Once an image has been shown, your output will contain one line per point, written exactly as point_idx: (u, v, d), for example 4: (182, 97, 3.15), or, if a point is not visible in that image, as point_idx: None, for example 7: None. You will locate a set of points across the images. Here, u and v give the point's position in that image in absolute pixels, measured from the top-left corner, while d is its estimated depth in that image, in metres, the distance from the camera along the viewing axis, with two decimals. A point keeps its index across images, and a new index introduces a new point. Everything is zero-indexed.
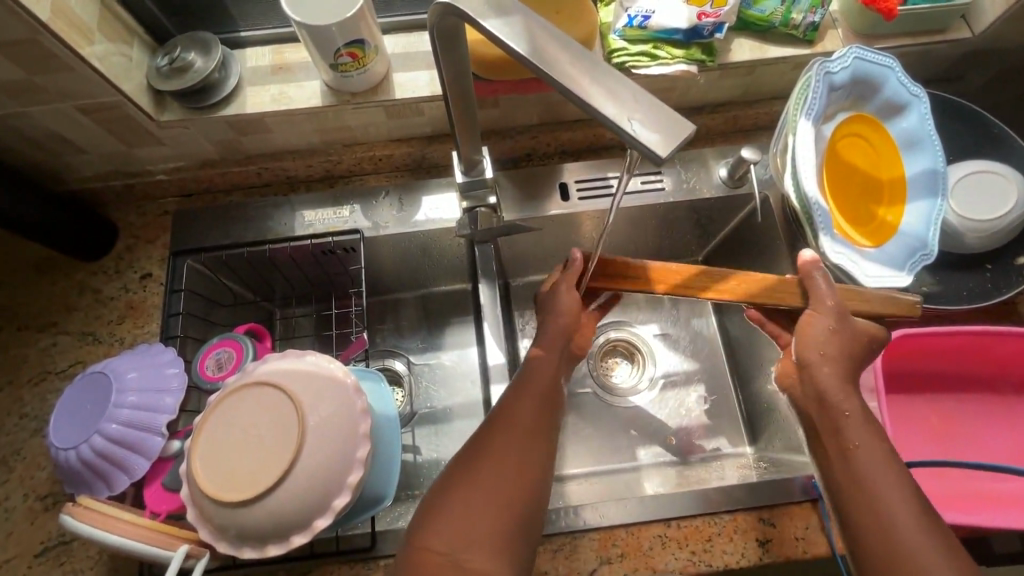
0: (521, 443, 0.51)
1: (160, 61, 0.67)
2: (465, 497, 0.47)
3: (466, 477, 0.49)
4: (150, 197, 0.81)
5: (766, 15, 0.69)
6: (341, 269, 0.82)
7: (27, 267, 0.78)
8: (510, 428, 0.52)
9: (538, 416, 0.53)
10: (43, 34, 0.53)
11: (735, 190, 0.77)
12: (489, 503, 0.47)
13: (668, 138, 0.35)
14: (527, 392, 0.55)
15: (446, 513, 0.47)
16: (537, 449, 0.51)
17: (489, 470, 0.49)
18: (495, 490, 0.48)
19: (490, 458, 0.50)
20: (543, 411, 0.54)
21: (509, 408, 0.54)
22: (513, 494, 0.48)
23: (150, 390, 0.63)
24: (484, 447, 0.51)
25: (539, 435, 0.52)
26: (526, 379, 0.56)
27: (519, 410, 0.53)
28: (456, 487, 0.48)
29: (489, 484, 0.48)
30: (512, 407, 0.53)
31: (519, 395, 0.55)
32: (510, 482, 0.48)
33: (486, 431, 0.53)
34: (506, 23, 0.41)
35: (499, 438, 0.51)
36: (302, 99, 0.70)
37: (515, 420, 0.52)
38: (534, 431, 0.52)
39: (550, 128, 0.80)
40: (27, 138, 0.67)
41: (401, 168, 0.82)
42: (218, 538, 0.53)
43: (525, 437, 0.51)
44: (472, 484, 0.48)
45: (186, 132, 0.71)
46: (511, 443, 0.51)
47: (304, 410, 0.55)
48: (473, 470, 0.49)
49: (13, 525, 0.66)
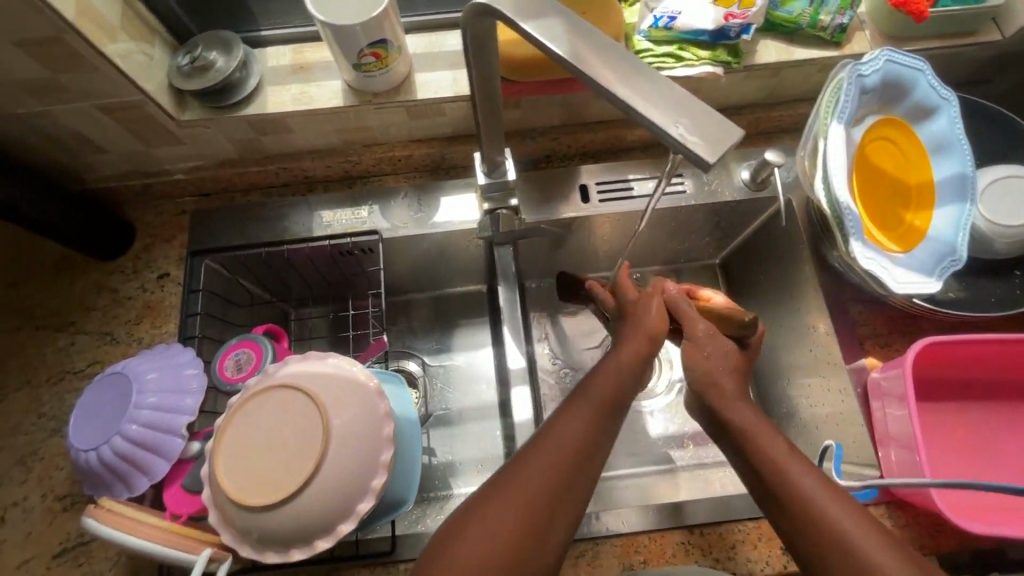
0: (558, 470, 0.46)
1: (181, 60, 0.67)
2: (487, 535, 0.43)
3: (492, 511, 0.44)
4: (167, 197, 0.80)
5: (794, 16, 0.68)
6: (358, 270, 0.82)
7: (45, 266, 0.77)
8: (550, 454, 0.47)
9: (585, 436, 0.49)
10: (69, 33, 0.53)
11: (757, 193, 0.77)
12: (512, 539, 0.43)
13: (715, 144, 0.35)
14: (573, 411, 0.50)
15: (471, 532, 0.44)
16: (576, 475, 0.47)
17: (517, 502, 0.44)
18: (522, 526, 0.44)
19: (518, 487, 0.45)
20: (597, 425, 0.49)
21: (550, 430, 0.49)
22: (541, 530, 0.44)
23: (170, 391, 0.62)
24: (513, 476, 0.46)
25: (584, 458, 0.47)
26: (579, 396, 0.51)
27: (562, 433, 0.48)
28: (485, 509, 0.45)
29: (515, 519, 0.44)
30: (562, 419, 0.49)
31: (563, 414, 0.50)
32: (539, 515, 0.44)
33: (519, 456, 0.48)
34: (544, 25, 0.41)
35: (542, 454, 0.47)
36: (323, 99, 0.70)
37: (555, 445, 0.48)
38: (575, 451, 0.47)
39: (571, 129, 0.79)
40: (48, 137, 0.67)
41: (420, 168, 0.82)
42: (241, 541, 0.53)
43: (566, 460, 0.47)
44: (496, 520, 0.44)
45: (207, 131, 0.70)
46: (545, 473, 0.46)
47: (328, 414, 0.54)
48: (502, 498, 0.45)
49: (32, 525, 0.66)
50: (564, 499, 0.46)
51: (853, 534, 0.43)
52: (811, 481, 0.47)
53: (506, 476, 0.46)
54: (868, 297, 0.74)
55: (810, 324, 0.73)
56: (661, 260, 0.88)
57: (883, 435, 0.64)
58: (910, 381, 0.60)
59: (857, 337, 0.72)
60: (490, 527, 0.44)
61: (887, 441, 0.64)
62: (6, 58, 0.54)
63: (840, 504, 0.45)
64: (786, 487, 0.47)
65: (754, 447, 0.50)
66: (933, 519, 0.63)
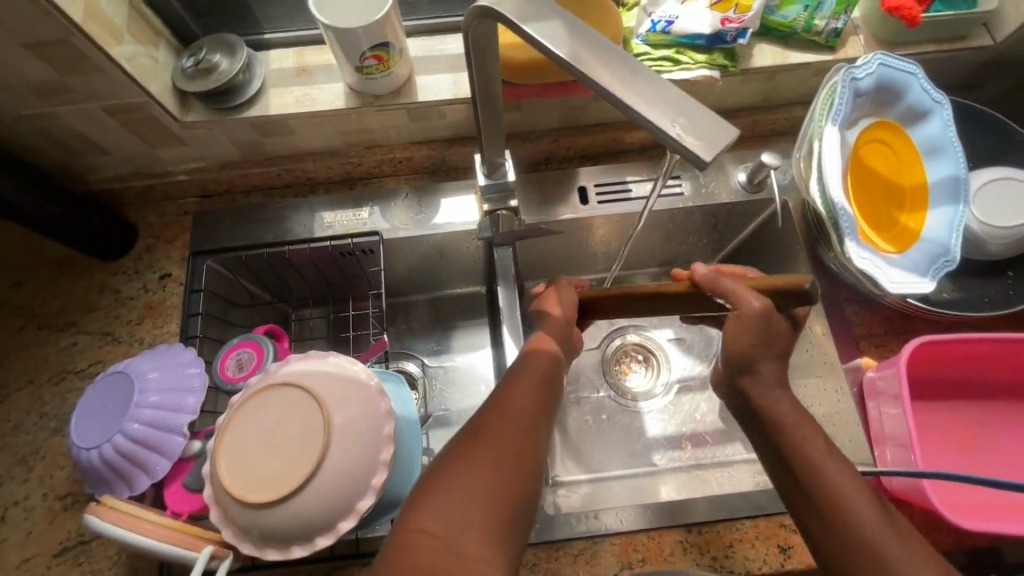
0: (517, 426, 0.50)
1: (185, 62, 0.68)
2: (461, 481, 0.45)
3: (462, 460, 0.47)
4: (170, 198, 0.81)
5: (789, 21, 0.69)
6: (358, 271, 0.82)
7: (47, 266, 0.78)
8: (509, 413, 0.50)
9: (537, 401, 0.52)
10: (75, 34, 0.54)
11: (754, 195, 0.78)
12: (484, 491, 0.45)
13: (712, 142, 0.35)
14: (522, 380, 0.54)
15: (441, 496, 0.44)
16: (535, 434, 0.50)
17: (485, 451, 0.47)
18: (496, 472, 0.46)
19: (485, 441, 0.48)
20: (541, 396, 0.53)
21: (505, 395, 0.52)
22: (513, 477, 0.47)
23: (172, 390, 0.63)
24: (476, 432, 0.49)
25: (534, 422, 0.51)
26: (526, 365, 0.55)
27: (517, 397, 0.52)
28: (452, 473, 0.46)
29: (486, 466, 0.46)
30: (511, 388, 0.53)
31: (513, 381, 0.54)
32: (508, 463, 0.47)
33: (477, 419, 0.51)
34: (544, 27, 0.41)
35: (498, 421, 0.50)
36: (325, 102, 0.71)
37: (513, 405, 0.51)
38: (530, 410, 0.51)
39: (570, 131, 0.80)
40: (52, 138, 0.67)
41: (420, 170, 0.82)
42: (242, 539, 0.53)
43: (523, 419, 0.50)
44: (467, 468, 0.46)
45: (210, 133, 0.71)
46: (507, 429, 0.49)
47: (330, 412, 0.55)
48: (469, 450, 0.47)
49: (33, 524, 0.66)
50: (530, 451, 0.49)
51: (876, 531, 0.44)
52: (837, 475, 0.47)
53: (469, 434, 0.49)
54: (863, 298, 0.74)
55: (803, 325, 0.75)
56: (658, 262, 0.89)
57: (878, 435, 0.65)
58: (904, 381, 0.60)
59: (853, 337, 0.73)
60: (463, 471, 0.46)
61: (881, 441, 0.64)
62: (13, 58, 0.55)
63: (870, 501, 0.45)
64: (813, 486, 0.47)
65: (774, 451, 0.51)
66: (929, 517, 0.64)
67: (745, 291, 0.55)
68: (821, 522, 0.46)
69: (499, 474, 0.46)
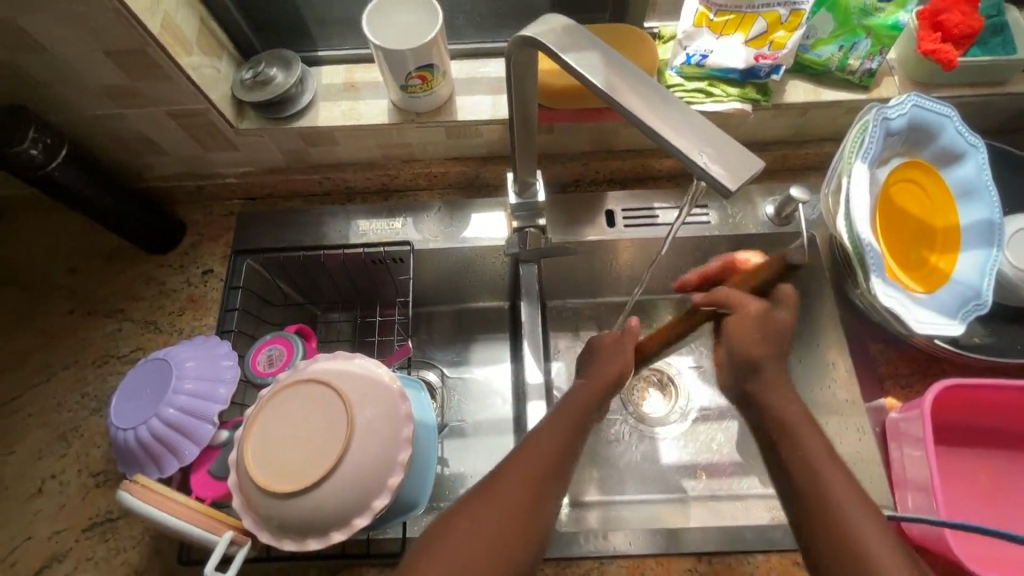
0: (541, 467, 0.51)
1: (244, 74, 0.72)
2: (481, 520, 0.47)
3: (477, 504, 0.49)
4: (218, 198, 0.86)
5: (823, 59, 0.70)
6: (388, 279, 0.86)
7: (100, 256, 0.83)
8: (526, 458, 0.52)
9: (565, 438, 0.54)
10: (152, 45, 0.59)
11: (781, 228, 0.79)
12: (500, 537, 0.47)
13: (738, 171, 0.37)
14: (555, 423, 0.56)
15: (461, 532, 0.47)
16: (551, 477, 0.51)
17: (508, 495, 0.49)
18: (506, 514, 0.48)
19: (511, 483, 0.50)
20: (573, 438, 0.55)
21: (527, 442, 0.54)
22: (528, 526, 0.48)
23: (206, 379, 0.66)
24: (495, 478, 0.51)
25: (562, 463, 0.52)
26: (555, 414, 0.57)
27: (539, 444, 0.53)
28: (475, 510, 0.48)
29: (505, 514, 0.48)
30: (547, 429, 0.55)
31: (547, 425, 0.56)
32: (517, 508, 0.48)
33: (499, 466, 0.52)
34: (585, 56, 0.43)
35: (528, 463, 0.51)
36: (370, 116, 0.74)
37: (544, 447, 0.53)
38: (550, 456, 0.52)
39: (599, 155, 0.82)
40: (118, 137, 0.73)
41: (453, 185, 0.86)
42: (261, 527, 0.55)
43: (551, 463, 0.52)
44: (480, 511, 0.48)
45: (260, 140, 0.75)
46: (520, 475, 0.50)
47: (354, 411, 0.57)
48: (494, 490, 0.49)
49: (66, 498, 0.69)
50: (539, 495, 0.50)
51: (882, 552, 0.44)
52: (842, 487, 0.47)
53: (498, 474, 0.51)
54: (889, 337, 0.74)
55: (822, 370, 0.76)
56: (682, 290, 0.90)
57: (900, 478, 0.64)
58: (928, 425, 0.60)
59: (878, 376, 0.72)
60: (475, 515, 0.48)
61: (905, 488, 0.64)
62: (92, 63, 0.60)
63: (870, 521, 0.45)
64: (820, 505, 0.47)
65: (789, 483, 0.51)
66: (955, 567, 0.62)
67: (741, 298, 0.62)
68: (826, 537, 0.45)
69: (506, 520, 0.47)
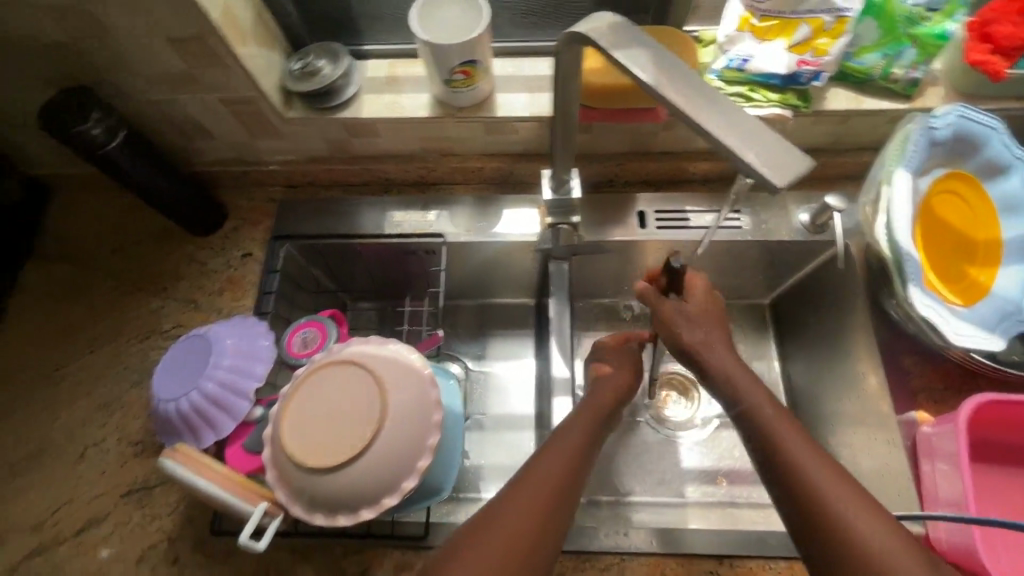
0: (569, 462, 0.54)
1: (294, 65, 0.75)
2: (518, 506, 0.49)
3: (503, 501, 0.50)
4: (259, 184, 0.88)
5: (867, 67, 0.70)
6: (420, 270, 0.88)
7: (147, 236, 0.86)
8: (548, 460, 0.54)
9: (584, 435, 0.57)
10: (211, 33, 0.61)
11: (815, 236, 0.78)
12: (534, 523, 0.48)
13: (787, 171, 0.37)
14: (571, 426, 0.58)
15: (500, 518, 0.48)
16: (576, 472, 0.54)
17: (540, 487, 0.51)
18: (540, 502, 0.50)
19: (546, 475, 0.52)
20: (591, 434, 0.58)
21: (555, 439, 0.56)
22: (557, 513, 0.50)
23: (244, 356, 0.68)
24: (520, 476, 0.53)
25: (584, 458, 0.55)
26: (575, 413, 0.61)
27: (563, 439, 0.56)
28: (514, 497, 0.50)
29: (537, 502, 0.50)
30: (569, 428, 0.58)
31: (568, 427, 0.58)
32: (548, 497, 0.50)
33: (534, 458, 0.55)
34: (636, 53, 0.44)
35: (556, 458, 0.54)
36: (411, 109, 0.76)
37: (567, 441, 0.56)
38: (569, 459, 0.54)
39: (635, 156, 0.82)
40: (171, 122, 0.76)
41: (488, 181, 0.87)
42: (294, 501, 0.57)
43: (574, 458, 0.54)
44: (503, 511, 0.49)
45: (305, 129, 0.78)
46: (549, 466, 0.53)
47: (387, 393, 0.58)
48: (530, 482, 0.51)
49: (107, 465, 0.72)
50: (563, 490, 0.52)
51: (886, 546, 0.43)
52: (836, 487, 0.46)
53: (534, 466, 0.53)
54: (924, 350, 0.73)
55: (853, 381, 0.76)
56: None
57: (930, 493, 0.64)
58: (962, 440, 0.60)
59: (909, 390, 0.72)
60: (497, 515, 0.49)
61: (933, 501, 0.63)
62: (154, 48, 0.63)
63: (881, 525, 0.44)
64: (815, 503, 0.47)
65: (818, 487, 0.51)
66: None
67: (659, 296, 0.60)
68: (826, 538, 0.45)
69: (528, 519, 0.48)
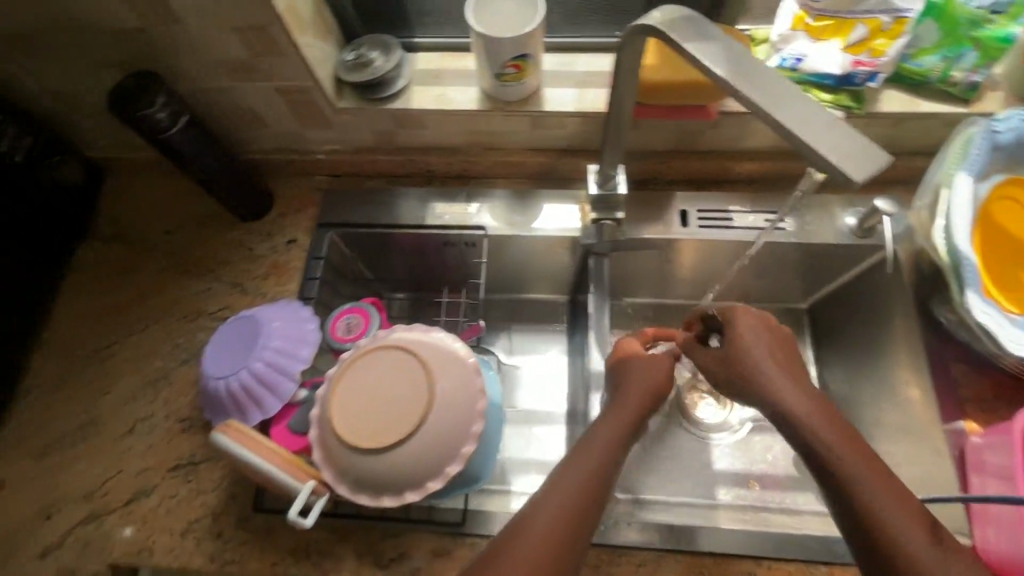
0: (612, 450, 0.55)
1: (347, 56, 0.77)
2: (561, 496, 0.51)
3: (548, 491, 0.51)
4: (304, 173, 0.90)
5: (924, 70, 0.69)
6: (458, 263, 0.88)
7: (196, 219, 0.89)
8: (584, 455, 0.54)
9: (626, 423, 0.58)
10: (275, 22, 0.63)
11: (862, 240, 0.77)
12: (576, 513, 0.50)
13: (864, 166, 0.37)
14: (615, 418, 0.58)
15: (545, 508, 0.50)
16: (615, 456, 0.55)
17: (583, 476, 0.52)
18: (583, 492, 0.51)
19: (590, 465, 0.53)
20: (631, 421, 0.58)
21: (595, 428, 0.57)
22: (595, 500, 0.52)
23: (291, 339, 0.70)
24: (563, 466, 0.54)
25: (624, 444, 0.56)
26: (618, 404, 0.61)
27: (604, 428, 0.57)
28: (558, 486, 0.52)
29: (580, 493, 0.51)
30: (606, 417, 0.59)
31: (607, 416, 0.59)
32: (590, 487, 0.52)
33: (575, 448, 0.56)
34: (708, 47, 0.44)
35: (598, 447, 0.55)
36: (460, 102, 0.77)
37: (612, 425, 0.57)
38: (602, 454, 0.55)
39: (679, 154, 0.82)
40: (227, 108, 0.78)
41: (529, 176, 0.87)
42: (340, 480, 0.59)
43: (614, 445, 0.56)
44: (545, 504, 0.51)
45: (355, 119, 0.79)
46: (592, 454, 0.54)
47: (433, 379, 0.59)
48: (575, 472, 0.53)
49: (155, 439, 0.75)
50: (604, 477, 0.53)
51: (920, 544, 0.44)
52: (876, 486, 0.46)
53: (578, 456, 0.55)
54: (974, 359, 0.71)
55: (897, 388, 0.74)
56: (747, 297, 0.89)
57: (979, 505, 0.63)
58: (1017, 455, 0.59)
59: (958, 399, 0.70)
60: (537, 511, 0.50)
61: (986, 519, 0.61)
62: (219, 35, 0.65)
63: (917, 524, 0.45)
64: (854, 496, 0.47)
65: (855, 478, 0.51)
66: None
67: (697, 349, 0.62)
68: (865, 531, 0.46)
69: (566, 517, 0.50)
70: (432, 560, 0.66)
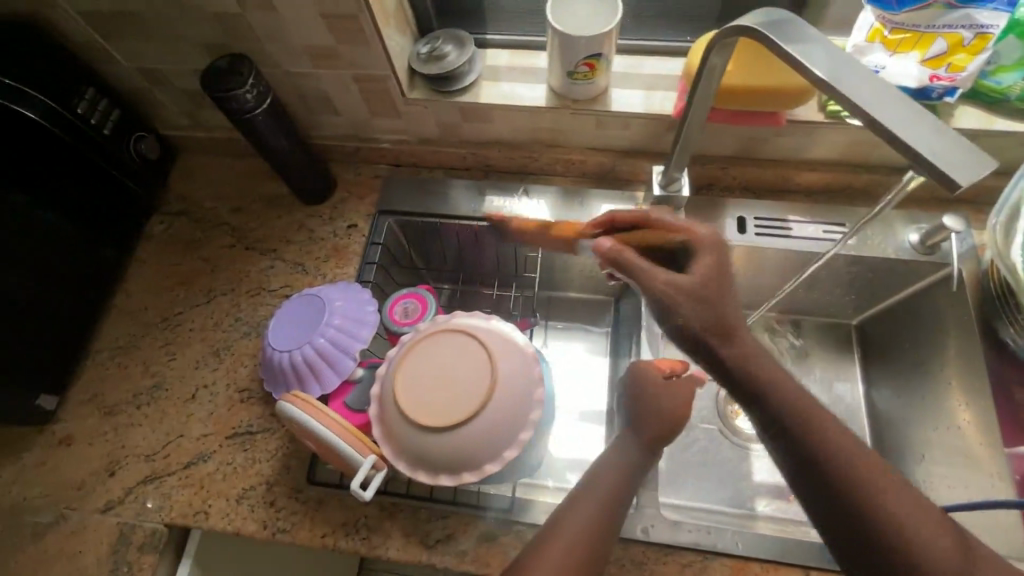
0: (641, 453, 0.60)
1: (421, 48, 0.79)
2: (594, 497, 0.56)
3: (585, 490, 0.57)
4: (367, 161, 0.93)
5: (1003, 87, 0.68)
6: (510, 257, 0.90)
7: (262, 199, 0.92)
8: (611, 458, 0.59)
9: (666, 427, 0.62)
10: (364, 12, 0.66)
11: (925, 256, 0.76)
12: (608, 513, 0.55)
13: (964, 170, 0.39)
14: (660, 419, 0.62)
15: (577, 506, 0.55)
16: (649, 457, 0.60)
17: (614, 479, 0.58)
18: (613, 491, 0.57)
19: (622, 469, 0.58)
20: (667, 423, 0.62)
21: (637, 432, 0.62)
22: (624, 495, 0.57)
23: (353, 318, 0.72)
24: (594, 469, 0.59)
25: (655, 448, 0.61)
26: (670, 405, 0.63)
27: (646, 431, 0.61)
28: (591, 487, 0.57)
29: (609, 494, 0.56)
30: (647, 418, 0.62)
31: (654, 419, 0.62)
32: (621, 488, 0.57)
33: (608, 450, 0.61)
34: (806, 49, 0.45)
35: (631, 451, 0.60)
36: (529, 98, 0.79)
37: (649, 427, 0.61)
38: (629, 459, 0.59)
39: (741, 161, 0.82)
40: (304, 93, 0.81)
41: (587, 175, 0.88)
42: (400, 456, 0.60)
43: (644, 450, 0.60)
44: (583, 498, 0.56)
45: (424, 110, 0.82)
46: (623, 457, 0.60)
47: (495, 364, 0.60)
48: (606, 474, 0.58)
49: (215, 407, 0.77)
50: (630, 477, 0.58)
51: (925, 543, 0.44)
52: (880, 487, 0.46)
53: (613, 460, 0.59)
54: None
55: (954, 408, 0.73)
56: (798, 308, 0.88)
57: None
58: None
59: None
60: (571, 508, 0.55)
61: None
62: (310, 23, 0.68)
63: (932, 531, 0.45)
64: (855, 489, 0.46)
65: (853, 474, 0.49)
66: None
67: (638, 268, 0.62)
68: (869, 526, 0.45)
69: (598, 513, 0.55)
70: (478, 543, 0.67)
